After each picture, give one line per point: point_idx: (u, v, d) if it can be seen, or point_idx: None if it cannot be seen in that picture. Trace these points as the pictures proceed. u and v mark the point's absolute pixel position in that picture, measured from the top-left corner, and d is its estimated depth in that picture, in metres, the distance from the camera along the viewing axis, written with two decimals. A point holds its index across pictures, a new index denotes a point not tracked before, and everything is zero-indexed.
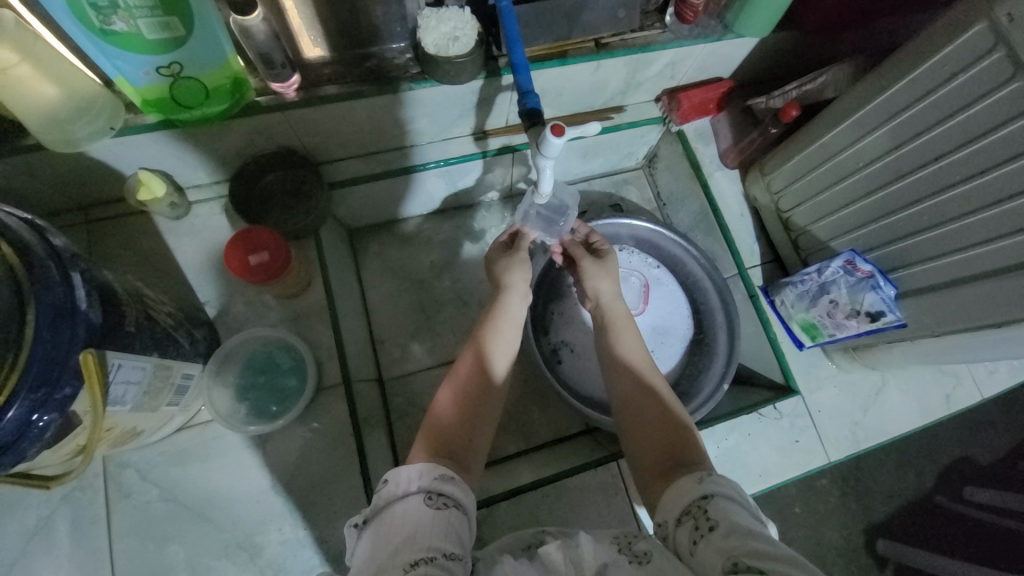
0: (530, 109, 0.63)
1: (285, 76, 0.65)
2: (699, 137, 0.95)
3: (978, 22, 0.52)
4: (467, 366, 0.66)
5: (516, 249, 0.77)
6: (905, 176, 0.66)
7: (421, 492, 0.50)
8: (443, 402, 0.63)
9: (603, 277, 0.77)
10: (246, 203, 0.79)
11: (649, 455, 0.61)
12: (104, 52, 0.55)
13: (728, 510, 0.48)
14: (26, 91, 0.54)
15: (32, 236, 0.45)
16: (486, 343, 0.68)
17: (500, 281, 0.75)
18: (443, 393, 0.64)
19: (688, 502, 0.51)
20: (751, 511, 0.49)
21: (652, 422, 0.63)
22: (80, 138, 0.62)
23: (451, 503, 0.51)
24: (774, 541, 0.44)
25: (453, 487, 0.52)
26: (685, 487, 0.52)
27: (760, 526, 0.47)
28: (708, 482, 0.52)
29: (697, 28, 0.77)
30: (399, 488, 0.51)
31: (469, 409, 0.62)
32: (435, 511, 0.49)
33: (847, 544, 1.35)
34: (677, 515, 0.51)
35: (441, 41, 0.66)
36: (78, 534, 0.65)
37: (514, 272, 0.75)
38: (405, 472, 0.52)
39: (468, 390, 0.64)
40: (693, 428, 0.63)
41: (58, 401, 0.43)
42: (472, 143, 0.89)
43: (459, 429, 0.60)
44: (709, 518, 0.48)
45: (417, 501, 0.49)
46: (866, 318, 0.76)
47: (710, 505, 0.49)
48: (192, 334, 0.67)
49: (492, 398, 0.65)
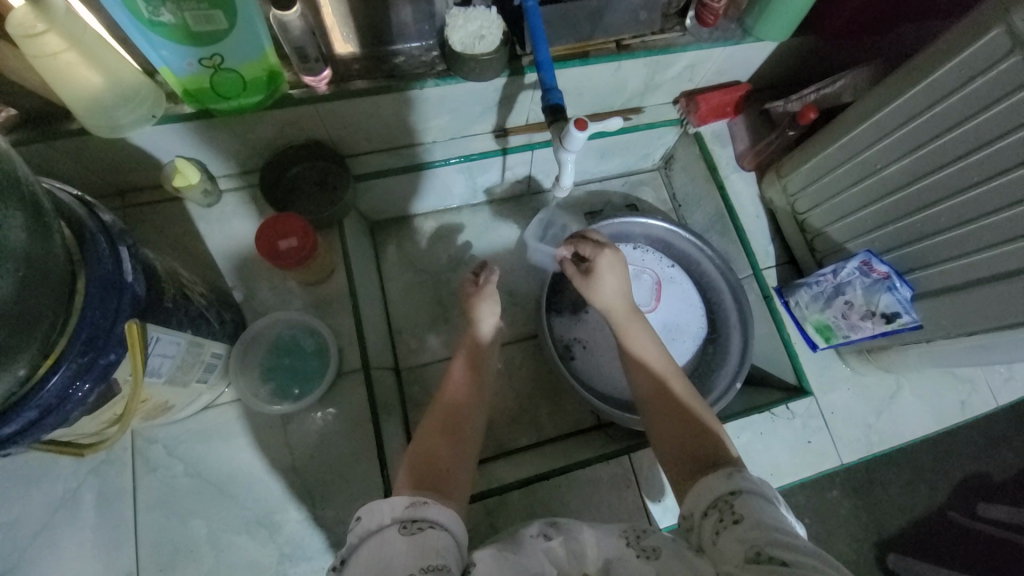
0: (554, 104, 0.64)
1: (317, 69, 0.67)
2: (716, 137, 0.96)
3: (995, 27, 0.53)
4: (466, 349, 0.76)
5: (483, 284, 0.78)
6: (923, 178, 0.67)
7: (395, 523, 0.48)
8: (454, 380, 0.71)
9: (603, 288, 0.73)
10: (275, 192, 0.82)
11: (676, 452, 0.62)
12: (151, 42, 0.58)
13: (754, 505, 0.49)
14: (73, 77, 0.57)
15: (84, 211, 0.48)
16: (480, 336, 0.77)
17: (472, 316, 0.77)
18: (454, 370, 0.72)
19: (715, 497, 0.52)
20: (779, 507, 0.49)
21: (675, 416, 0.64)
22: (123, 126, 0.65)
23: (427, 525, 0.48)
24: (796, 534, 0.45)
25: (427, 509, 0.50)
26: (714, 481, 0.53)
27: (784, 516, 0.48)
28: (736, 478, 0.52)
29: (717, 32, 0.79)
30: (373, 522, 0.49)
31: (473, 388, 0.71)
32: (410, 538, 0.47)
33: (857, 558, 1.33)
34: (703, 507, 0.52)
35: (468, 39, 0.68)
36: (105, 506, 0.67)
37: (483, 305, 0.77)
38: (381, 505, 0.50)
39: (474, 372, 0.73)
40: (716, 427, 0.63)
41: (101, 368, 0.45)
42: (492, 140, 0.91)
43: (469, 408, 0.68)
44: (735, 512, 0.49)
45: (391, 533, 0.47)
46: (880, 319, 0.76)
47: (737, 500, 0.50)
48: (221, 316, 0.70)
49: (484, 359, 0.76)
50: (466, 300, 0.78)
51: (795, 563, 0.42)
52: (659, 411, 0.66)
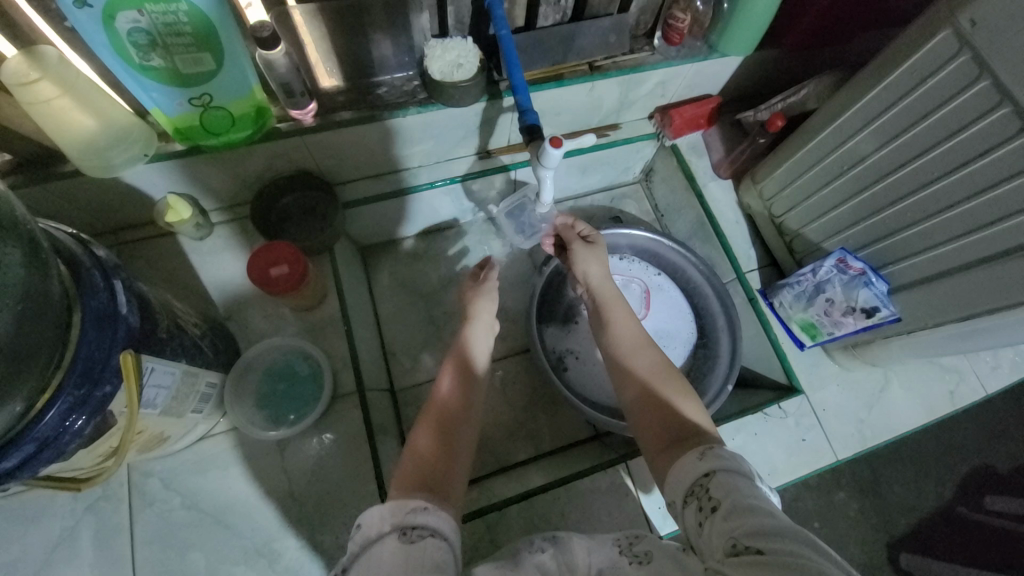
0: (530, 124, 0.67)
1: (303, 104, 0.70)
2: (692, 149, 0.99)
3: (942, 29, 0.57)
4: (455, 358, 0.75)
5: (483, 281, 0.82)
6: (888, 176, 0.70)
7: (395, 530, 0.49)
8: (443, 389, 0.71)
9: (593, 260, 0.78)
10: (266, 223, 0.84)
11: (652, 433, 0.62)
12: (142, 85, 0.61)
13: (729, 485, 0.49)
14: (67, 121, 0.59)
15: (80, 248, 0.50)
16: (471, 345, 0.77)
17: (469, 313, 0.79)
18: (443, 376, 0.72)
19: (691, 481, 0.52)
20: (756, 483, 0.50)
21: (651, 397, 0.65)
22: (115, 165, 0.67)
23: (426, 534, 0.49)
24: (774, 515, 0.45)
25: (427, 516, 0.50)
26: (688, 464, 0.54)
27: (763, 496, 0.49)
28: (709, 457, 0.53)
29: (683, 49, 0.83)
30: (374, 529, 0.50)
31: (466, 394, 0.71)
32: (411, 545, 0.47)
33: (869, 560, 1.32)
34: (682, 495, 0.52)
35: (446, 68, 0.72)
36: (103, 543, 0.67)
37: (481, 302, 0.80)
38: (380, 511, 0.51)
39: (465, 377, 0.72)
40: (692, 406, 0.63)
41: (98, 399, 0.46)
42: (476, 162, 0.95)
43: (462, 414, 0.68)
44: (712, 498, 0.49)
45: (392, 541, 0.48)
46: (861, 314, 0.78)
47: (711, 483, 0.50)
48: (215, 345, 0.71)
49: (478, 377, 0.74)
50: (467, 301, 0.80)
51: (771, 549, 0.42)
52: (635, 394, 0.66)
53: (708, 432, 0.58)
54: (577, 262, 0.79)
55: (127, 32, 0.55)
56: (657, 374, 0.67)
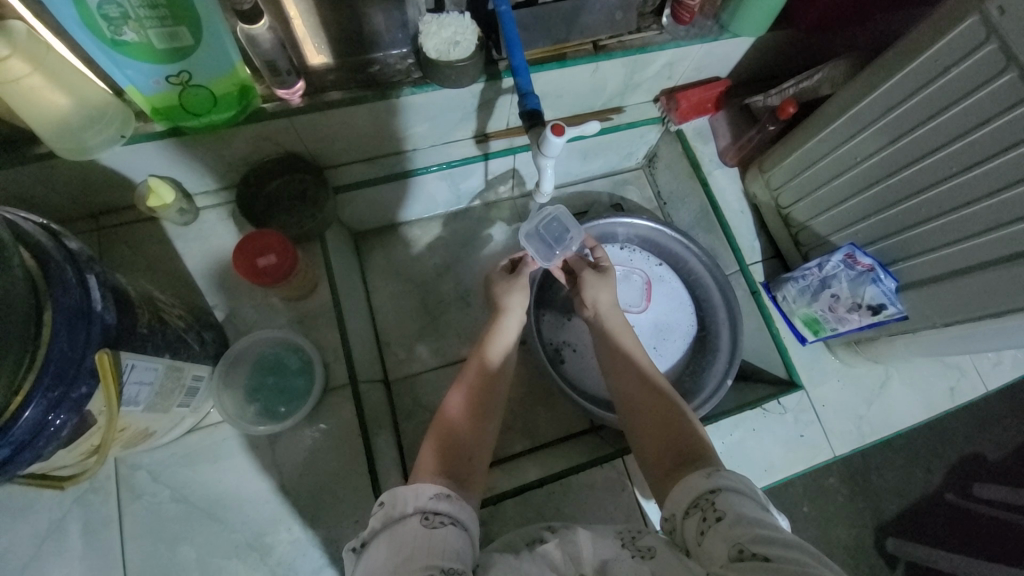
0: (531, 109, 0.64)
1: (290, 82, 0.66)
2: (698, 134, 0.96)
3: (970, 15, 0.53)
4: (470, 375, 0.67)
5: (516, 275, 0.77)
6: (904, 168, 0.67)
7: (417, 513, 0.49)
8: (450, 411, 0.63)
9: (603, 287, 0.76)
10: (253, 208, 0.81)
11: (655, 455, 0.61)
12: (114, 61, 0.57)
13: (737, 502, 0.48)
14: (38, 101, 0.55)
15: (51, 241, 0.47)
16: (488, 366, 0.68)
17: (500, 306, 0.75)
18: (452, 399, 0.65)
19: (696, 496, 0.51)
20: (758, 503, 0.49)
21: (654, 418, 0.63)
22: (91, 147, 0.63)
23: (447, 521, 0.49)
24: (779, 530, 0.44)
25: (449, 505, 0.51)
26: (694, 480, 0.53)
27: (768, 516, 0.47)
28: (716, 477, 0.52)
29: (693, 29, 0.78)
30: (396, 509, 0.50)
31: (475, 418, 0.63)
32: (432, 530, 0.48)
33: (857, 545, 1.34)
34: (685, 507, 0.51)
35: (442, 46, 0.67)
36: (91, 536, 0.66)
37: (513, 296, 0.76)
38: (406, 491, 0.51)
39: (477, 398, 0.65)
40: (695, 423, 0.62)
41: (74, 401, 0.44)
42: (474, 145, 0.90)
43: (470, 438, 0.61)
44: (717, 509, 0.48)
45: (414, 522, 0.48)
46: (867, 311, 0.76)
47: (718, 498, 0.49)
48: (201, 337, 0.69)
49: (495, 405, 0.66)
50: (493, 290, 0.77)
51: (779, 558, 0.41)
52: (639, 414, 0.65)
53: (711, 452, 0.57)
54: (586, 287, 0.76)
55: (97, 5, 0.51)
56: (657, 393, 0.65)
